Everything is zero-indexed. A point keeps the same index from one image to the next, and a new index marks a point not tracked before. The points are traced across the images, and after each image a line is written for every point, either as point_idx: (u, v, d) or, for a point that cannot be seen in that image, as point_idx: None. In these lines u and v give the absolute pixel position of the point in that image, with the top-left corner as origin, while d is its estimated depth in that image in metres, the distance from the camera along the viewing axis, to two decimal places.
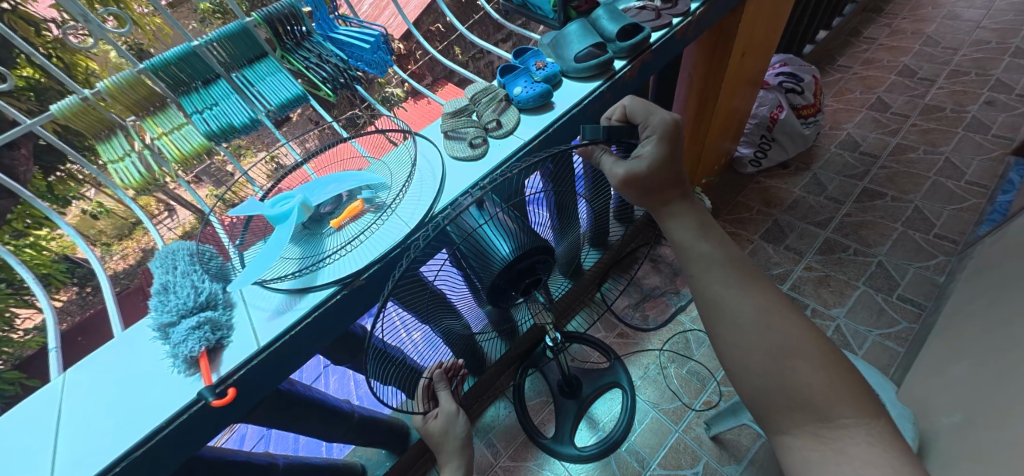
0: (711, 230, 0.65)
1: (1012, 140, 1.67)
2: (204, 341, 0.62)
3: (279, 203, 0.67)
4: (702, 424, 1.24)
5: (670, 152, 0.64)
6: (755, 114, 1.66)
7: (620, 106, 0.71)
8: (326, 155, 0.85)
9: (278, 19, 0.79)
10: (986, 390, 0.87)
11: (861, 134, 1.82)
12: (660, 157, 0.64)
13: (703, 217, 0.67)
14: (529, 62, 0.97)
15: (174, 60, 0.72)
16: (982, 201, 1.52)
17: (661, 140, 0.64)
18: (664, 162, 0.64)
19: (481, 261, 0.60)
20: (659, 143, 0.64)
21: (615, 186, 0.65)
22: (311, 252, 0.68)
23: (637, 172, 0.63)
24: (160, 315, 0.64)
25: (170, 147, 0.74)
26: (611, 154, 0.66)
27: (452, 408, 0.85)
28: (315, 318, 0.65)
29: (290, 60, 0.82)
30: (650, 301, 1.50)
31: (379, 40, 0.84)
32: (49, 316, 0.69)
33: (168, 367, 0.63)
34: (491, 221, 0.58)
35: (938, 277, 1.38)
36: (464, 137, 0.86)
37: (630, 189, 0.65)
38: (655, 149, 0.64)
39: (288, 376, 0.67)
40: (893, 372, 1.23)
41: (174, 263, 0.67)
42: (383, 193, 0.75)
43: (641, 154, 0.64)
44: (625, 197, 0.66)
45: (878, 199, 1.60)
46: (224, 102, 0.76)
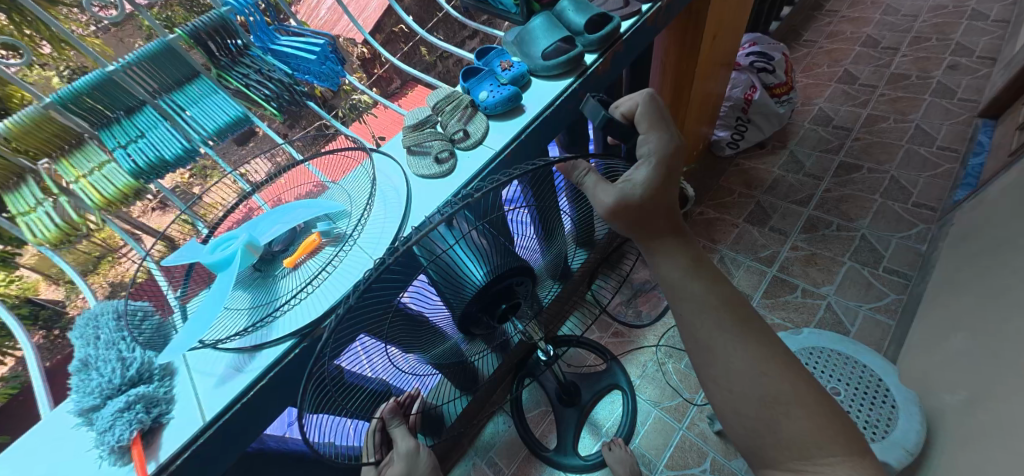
0: (703, 269, 0.59)
1: (978, 102, 1.69)
2: (137, 424, 0.56)
3: (220, 246, 0.60)
4: (706, 419, 1.21)
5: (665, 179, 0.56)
6: (728, 96, 1.64)
7: (629, 104, 0.62)
8: (283, 180, 0.78)
9: (207, 34, 0.71)
10: (989, 362, 0.87)
11: (832, 108, 1.83)
12: (655, 183, 0.56)
13: (696, 253, 0.60)
14: (494, 63, 0.91)
15: (86, 89, 0.64)
16: (955, 165, 1.53)
17: (656, 164, 0.56)
18: (661, 188, 0.56)
19: (454, 287, 0.54)
20: (654, 170, 0.55)
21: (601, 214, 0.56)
22: (263, 299, 0.63)
23: (629, 199, 0.55)
24: (81, 397, 0.57)
25: (91, 192, 0.66)
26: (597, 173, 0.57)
27: (409, 448, 0.65)
28: (270, 378, 0.61)
29: (226, 79, 0.74)
30: (642, 296, 1.47)
31: (325, 48, 0.79)
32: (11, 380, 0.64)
33: (97, 458, 0.57)
34: (462, 242, 0.51)
35: (920, 245, 1.39)
36: (429, 152, 0.80)
37: (618, 218, 0.56)
38: (650, 176, 0.56)
39: (253, 436, 0.63)
40: (887, 347, 1.23)
41: (96, 332, 0.61)
42: (341, 222, 0.70)
43: (633, 178, 0.55)
44: (612, 226, 0.57)
45: (855, 172, 1.61)
46: (151, 132, 0.69)
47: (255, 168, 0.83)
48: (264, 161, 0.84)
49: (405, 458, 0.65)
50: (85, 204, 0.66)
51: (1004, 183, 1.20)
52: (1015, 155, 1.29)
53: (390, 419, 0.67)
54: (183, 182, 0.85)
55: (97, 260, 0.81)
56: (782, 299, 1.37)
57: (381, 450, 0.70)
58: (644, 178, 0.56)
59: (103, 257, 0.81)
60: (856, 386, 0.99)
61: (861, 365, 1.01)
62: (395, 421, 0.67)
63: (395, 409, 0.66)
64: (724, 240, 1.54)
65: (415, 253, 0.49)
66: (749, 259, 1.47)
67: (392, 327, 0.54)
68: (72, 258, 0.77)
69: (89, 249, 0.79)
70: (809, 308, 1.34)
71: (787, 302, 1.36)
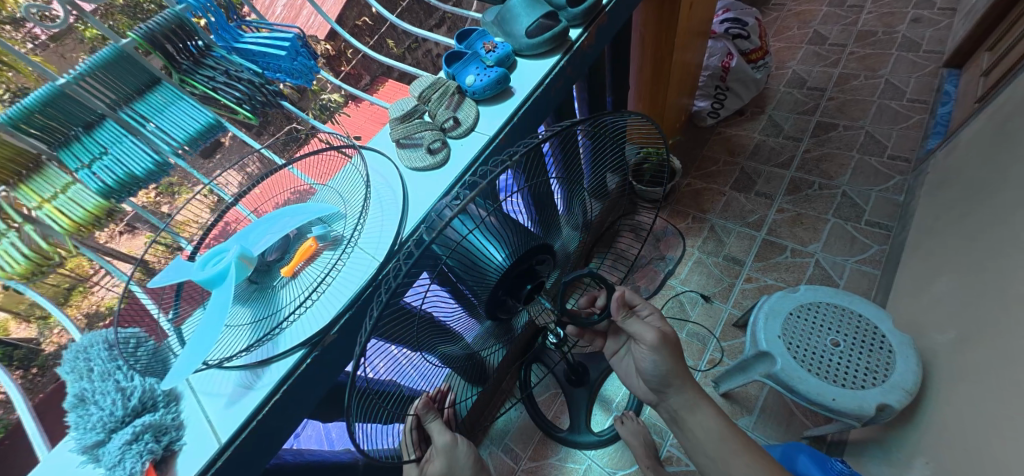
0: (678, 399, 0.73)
1: (942, 53, 1.74)
2: (148, 454, 0.55)
3: (211, 261, 0.58)
4: (711, 382, 1.25)
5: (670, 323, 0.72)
6: (706, 66, 1.66)
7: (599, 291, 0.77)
8: (262, 189, 0.75)
9: (163, 36, 0.71)
10: (976, 302, 0.91)
11: (805, 70, 1.86)
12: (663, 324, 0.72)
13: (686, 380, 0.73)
14: (476, 45, 0.89)
15: (36, 106, 0.62)
16: (925, 116, 1.58)
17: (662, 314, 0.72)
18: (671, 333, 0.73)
19: (476, 275, 0.53)
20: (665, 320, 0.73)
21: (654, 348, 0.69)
22: (265, 312, 0.61)
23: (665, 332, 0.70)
24: (82, 435, 0.54)
25: (59, 217, 0.65)
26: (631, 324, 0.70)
27: (446, 442, 0.63)
28: (285, 391, 0.59)
29: (190, 83, 0.75)
30: (639, 271, 1.43)
31: (295, 43, 0.80)
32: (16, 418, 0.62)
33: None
34: (478, 228, 0.50)
35: (898, 196, 1.43)
36: (420, 143, 0.78)
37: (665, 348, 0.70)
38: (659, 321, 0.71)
39: (276, 450, 0.62)
40: (875, 296, 1.27)
41: (88, 365, 0.58)
42: (337, 225, 0.68)
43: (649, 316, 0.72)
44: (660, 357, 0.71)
45: (831, 131, 1.64)
46: (116, 147, 0.68)
47: (227, 180, 0.79)
48: (235, 174, 0.80)
49: (444, 451, 0.63)
50: (54, 230, 0.65)
51: (973, 129, 1.24)
52: (981, 102, 1.33)
53: (425, 415, 0.63)
54: (150, 200, 0.81)
55: (67, 291, 0.73)
56: (772, 261, 1.41)
57: (420, 446, 0.67)
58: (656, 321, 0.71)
59: (74, 288, 0.73)
60: (854, 336, 1.00)
61: (858, 314, 1.03)
62: (431, 416, 0.63)
63: (428, 404, 0.63)
64: (712, 209, 1.56)
65: (434, 249, 0.47)
66: (739, 226, 1.50)
67: (421, 322, 0.53)
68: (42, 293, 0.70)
69: (57, 280, 0.71)
70: (799, 267, 1.38)
71: (777, 264, 1.40)
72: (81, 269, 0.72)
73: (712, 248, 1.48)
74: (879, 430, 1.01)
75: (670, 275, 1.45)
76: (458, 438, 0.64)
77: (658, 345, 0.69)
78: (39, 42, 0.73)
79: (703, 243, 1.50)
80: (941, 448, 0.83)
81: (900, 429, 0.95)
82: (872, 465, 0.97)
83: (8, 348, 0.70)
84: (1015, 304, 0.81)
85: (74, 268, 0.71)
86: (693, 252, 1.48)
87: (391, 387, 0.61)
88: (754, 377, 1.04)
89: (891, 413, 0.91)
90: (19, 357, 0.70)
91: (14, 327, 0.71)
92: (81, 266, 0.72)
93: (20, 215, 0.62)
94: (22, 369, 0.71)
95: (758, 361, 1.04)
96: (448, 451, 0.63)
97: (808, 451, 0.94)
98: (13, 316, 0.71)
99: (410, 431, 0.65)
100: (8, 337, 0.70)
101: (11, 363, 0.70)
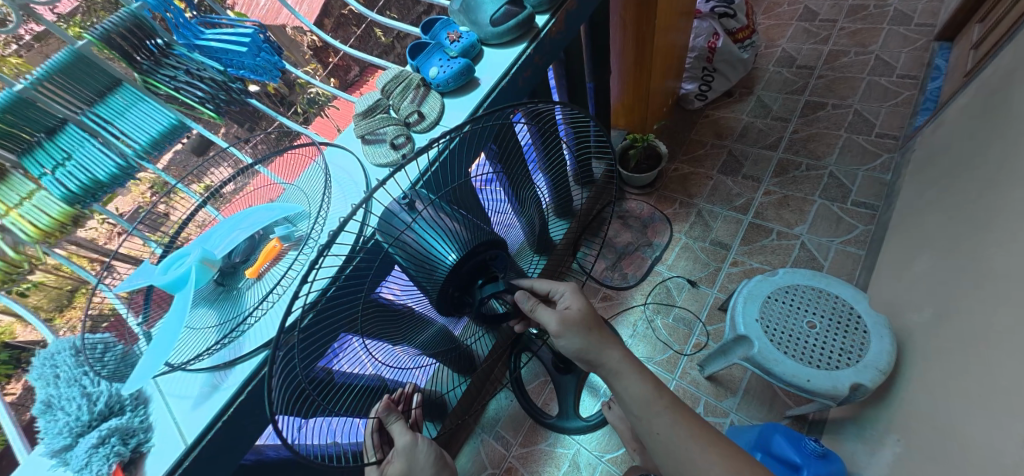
0: None
1: (934, 26, 1.71)
2: (115, 456, 0.56)
3: (173, 265, 0.59)
4: (696, 366, 1.25)
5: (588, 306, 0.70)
6: (692, 47, 1.63)
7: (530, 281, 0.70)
8: (252, 189, 0.76)
9: (120, 36, 0.71)
10: (950, 281, 0.91)
11: (795, 48, 1.82)
12: (584, 309, 0.69)
13: None
14: (440, 36, 0.87)
15: None
16: (915, 92, 1.56)
17: (580, 295, 0.70)
18: (591, 314, 0.69)
19: (426, 271, 0.53)
20: (584, 302, 0.69)
21: (555, 331, 0.66)
22: (230, 313, 0.62)
23: (572, 313, 0.67)
24: (51, 439, 0.56)
25: (24, 224, 0.66)
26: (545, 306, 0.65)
27: (406, 442, 0.63)
28: (249, 392, 0.60)
29: (152, 83, 0.75)
30: (626, 258, 1.48)
31: (257, 39, 0.82)
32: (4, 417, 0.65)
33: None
34: (421, 222, 0.51)
35: (886, 175, 1.42)
36: (384, 138, 0.77)
37: (572, 332, 0.67)
38: (575, 302, 0.69)
39: (245, 447, 0.64)
40: (859, 276, 1.27)
41: (54, 372, 0.59)
42: (301, 224, 0.68)
43: (568, 303, 0.69)
44: (570, 341, 0.67)
45: (820, 110, 1.62)
46: (78, 152, 0.68)
47: (214, 178, 0.80)
48: (225, 168, 0.80)
49: (404, 453, 0.63)
50: (21, 238, 0.67)
51: (960, 104, 1.22)
52: (969, 75, 1.31)
53: (386, 417, 0.63)
54: (145, 201, 0.78)
55: (70, 293, 0.72)
56: (758, 244, 1.40)
57: (382, 448, 0.67)
58: (573, 303, 0.69)
59: (77, 290, 0.73)
60: (831, 318, 1.00)
61: (835, 296, 1.03)
62: (393, 418, 0.64)
63: (389, 407, 0.63)
64: (700, 193, 1.55)
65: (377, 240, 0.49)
66: (725, 209, 1.50)
67: (369, 318, 0.53)
68: (42, 296, 0.70)
69: (58, 282, 0.71)
70: (785, 249, 1.37)
71: (763, 247, 1.39)
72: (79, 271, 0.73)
73: (699, 233, 1.47)
74: (856, 408, 1.02)
75: (657, 261, 1.45)
76: (419, 439, 0.65)
77: (563, 329, 0.66)
78: (23, 42, 0.67)
79: (690, 228, 1.49)
80: (912, 424, 0.84)
81: (875, 405, 0.96)
82: (848, 442, 0.99)
83: (16, 352, 0.67)
84: (986, 283, 0.82)
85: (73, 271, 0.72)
86: (680, 238, 1.48)
87: (357, 380, 0.60)
88: (733, 360, 1.05)
89: (864, 392, 0.91)
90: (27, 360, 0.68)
91: (21, 331, 0.69)
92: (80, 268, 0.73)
93: None
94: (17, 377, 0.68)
95: (737, 345, 1.05)
96: (409, 451, 0.64)
97: (784, 431, 0.95)
98: (18, 320, 0.68)
99: (371, 433, 0.66)
100: (16, 340, 0.68)
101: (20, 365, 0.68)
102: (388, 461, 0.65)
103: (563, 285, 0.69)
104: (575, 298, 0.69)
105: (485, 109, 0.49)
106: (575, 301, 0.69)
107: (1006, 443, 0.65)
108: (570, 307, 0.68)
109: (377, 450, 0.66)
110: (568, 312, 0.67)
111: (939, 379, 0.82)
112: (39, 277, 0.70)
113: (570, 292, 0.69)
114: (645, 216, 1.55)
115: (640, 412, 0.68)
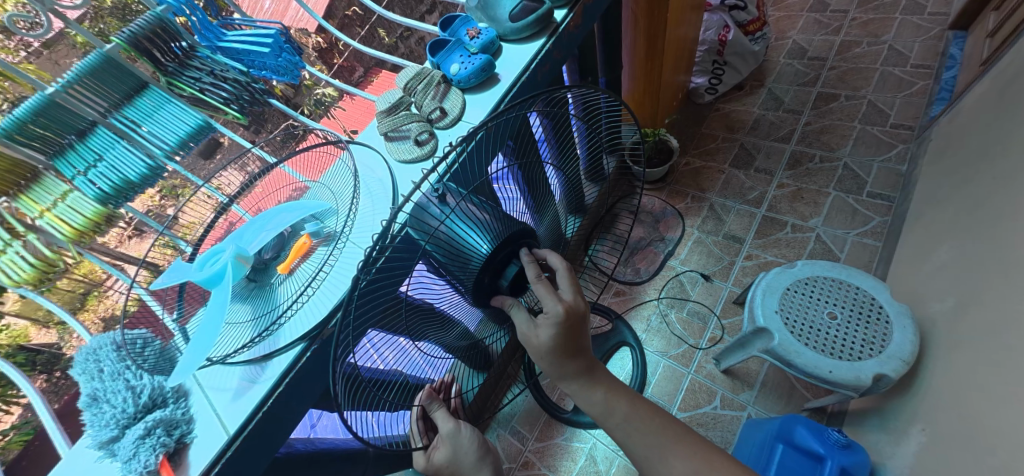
0: None
1: (948, 14, 1.69)
2: (161, 447, 0.58)
3: (209, 261, 0.60)
4: (712, 360, 1.25)
5: (564, 335, 0.61)
6: (703, 40, 1.62)
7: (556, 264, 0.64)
8: (261, 186, 0.77)
9: (147, 39, 0.72)
10: (973, 271, 0.91)
11: (806, 39, 1.81)
12: (552, 341, 0.61)
13: None
14: (460, 32, 0.87)
15: (28, 116, 0.64)
16: (930, 81, 1.54)
17: (557, 326, 0.60)
18: (561, 342, 0.61)
19: (460, 262, 0.55)
20: (557, 333, 0.60)
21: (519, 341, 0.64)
22: (264, 309, 0.64)
23: (534, 341, 0.61)
24: (98, 431, 0.58)
25: (60, 224, 0.68)
26: (518, 315, 0.61)
27: (450, 429, 0.71)
28: (287, 385, 0.62)
29: (178, 86, 0.76)
30: (639, 253, 1.48)
31: (278, 40, 0.81)
32: (36, 398, 0.68)
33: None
34: (455, 214, 0.52)
35: (901, 166, 1.41)
36: (408, 135, 0.78)
37: (530, 351, 0.64)
38: (550, 332, 0.60)
39: (284, 438, 0.66)
40: (876, 268, 1.27)
41: (98, 366, 0.61)
42: (329, 221, 0.70)
43: (539, 328, 0.61)
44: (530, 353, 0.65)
45: (833, 102, 1.61)
46: (110, 154, 0.70)
47: (228, 180, 0.79)
48: (237, 171, 0.80)
49: (448, 437, 0.71)
50: (57, 238, 0.69)
51: (977, 93, 1.21)
52: (986, 64, 1.29)
53: (430, 405, 0.69)
54: (154, 204, 0.79)
55: (83, 296, 0.74)
56: (772, 237, 1.40)
57: (427, 435, 0.73)
58: (545, 332, 0.61)
59: (88, 293, 0.75)
60: (850, 307, 1.00)
61: (855, 286, 1.03)
62: (436, 405, 0.69)
63: (431, 395, 0.69)
64: (712, 187, 1.55)
65: (410, 232, 0.51)
66: (739, 203, 1.49)
67: (411, 312, 0.55)
68: (55, 298, 0.72)
69: (71, 285, 0.72)
70: (800, 242, 1.37)
71: (778, 240, 1.39)
72: (93, 274, 0.74)
73: (712, 227, 1.47)
74: (878, 399, 1.01)
75: (670, 256, 1.45)
76: (462, 426, 0.72)
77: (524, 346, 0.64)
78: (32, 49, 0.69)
79: (702, 222, 1.49)
80: (937, 414, 0.84)
81: (898, 396, 0.96)
82: (871, 433, 0.98)
83: (31, 354, 0.76)
84: (1010, 273, 0.81)
85: (86, 273, 0.73)
86: (693, 232, 1.48)
87: (395, 378, 0.63)
88: (753, 353, 1.06)
89: (888, 382, 0.91)
90: (42, 361, 0.76)
91: (35, 334, 0.78)
92: (94, 271, 0.74)
93: (23, 225, 0.66)
94: (45, 374, 0.76)
95: (756, 337, 1.05)
96: (453, 437, 0.71)
97: (806, 422, 0.95)
98: (33, 325, 0.77)
99: (417, 422, 0.71)
100: (31, 343, 0.77)
101: (35, 367, 0.76)
102: (435, 446, 0.72)
103: (552, 306, 0.59)
104: (548, 329, 0.60)
105: (502, 108, 0.50)
106: (545, 329, 0.60)
107: None
108: (537, 332, 0.61)
109: (424, 437, 0.72)
110: (531, 337, 0.62)
111: (965, 369, 0.82)
112: (61, 282, 0.71)
113: (548, 318, 0.60)
114: (657, 211, 1.55)
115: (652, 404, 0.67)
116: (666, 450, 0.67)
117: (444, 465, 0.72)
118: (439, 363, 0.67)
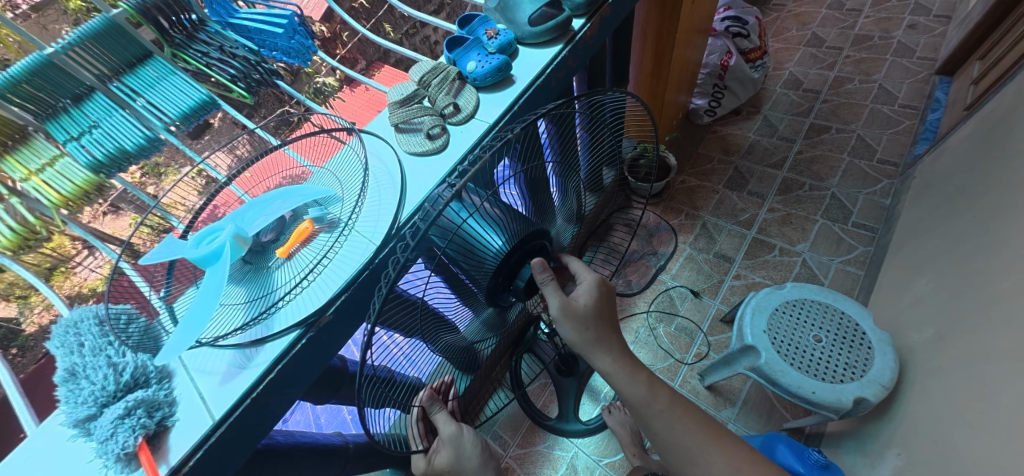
0: None
1: (935, 60, 1.78)
2: (141, 429, 0.55)
3: (206, 239, 0.59)
4: (697, 375, 1.27)
5: (598, 304, 0.64)
6: (705, 64, 1.67)
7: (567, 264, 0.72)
8: (253, 171, 0.75)
9: (156, 8, 0.70)
10: (950, 304, 0.95)
11: (802, 71, 1.88)
12: (593, 306, 0.63)
13: None
14: (478, 31, 0.89)
15: (23, 75, 0.62)
16: (915, 121, 1.61)
17: (595, 290, 0.64)
18: (597, 309, 0.64)
19: (474, 263, 0.56)
20: (595, 297, 0.64)
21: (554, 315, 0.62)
22: (259, 293, 0.62)
23: (575, 307, 0.62)
24: (74, 409, 0.55)
25: (49, 191, 0.65)
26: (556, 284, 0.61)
27: (452, 432, 0.70)
28: (279, 372, 0.61)
29: (183, 58, 0.73)
30: (630, 266, 1.50)
31: (292, 21, 0.80)
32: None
33: (100, 468, 0.55)
34: (476, 214, 0.52)
35: (885, 200, 1.47)
36: (420, 128, 0.79)
37: (568, 323, 0.63)
38: (589, 295, 0.63)
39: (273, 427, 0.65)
40: (858, 295, 1.31)
41: (79, 340, 0.59)
42: (333, 208, 0.69)
43: (579, 291, 0.63)
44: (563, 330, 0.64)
45: (824, 133, 1.67)
46: (105, 121, 0.67)
47: (217, 162, 0.78)
48: (224, 154, 0.78)
49: (450, 440, 0.69)
50: (42, 204, 0.65)
51: (961, 135, 1.27)
52: (969, 109, 1.36)
53: (431, 407, 0.69)
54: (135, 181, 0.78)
55: (49, 271, 0.71)
56: (761, 259, 1.43)
57: (427, 437, 0.72)
58: (584, 296, 0.64)
59: (55, 269, 0.72)
60: (835, 332, 1.03)
61: (840, 312, 1.06)
62: (436, 407, 0.69)
63: (434, 396, 0.69)
64: (705, 206, 1.58)
65: (432, 239, 0.50)
66: (730, 224, 1.53)
67: (424, 314, 0.57)
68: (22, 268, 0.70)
69: (37, 259, 0.69)
70: (786, 266, 1.40)
71: (766, 262, 1.42)
72: (62, 250, 0.70)
73: (704, 244, 1.50)
74: (855, 422, 1.04)
75: (661, 270, 1.47)
76: (463, 429, 0.71)
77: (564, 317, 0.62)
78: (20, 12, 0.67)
79: (694, 239, 1.51)
80: (910, 440, 0.87)
81: (875, 420, 0.99)
82: (846, 455, 1.01)
83: None
84: (984, 309, 0.85)
85: (56, 248, 0.70)
86: (685, 248, 1.50)
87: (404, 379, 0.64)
88: (738, 370, 1.08)
89: (867, 406, 0.94)
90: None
91: None
92: (63, 247, 0.70)
93: (7, 188, 0.63)
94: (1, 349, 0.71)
95: (743, 357, 1.08)
96: (455, 440, 0.70)
97: (788, 441, 0.98)
98: None
99: (416, 423, 0.70)
100: None
101: None
102: (437, 450, 0.72)
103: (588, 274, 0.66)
104: (587, 294, 0.63)
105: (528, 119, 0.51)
106: (584, 294, 0.63)
107: (1003, 457, 0.67)
108: (576, 299, 0.63)
109: (423, 438, 0.71)
110: (573, 305, 0.62)
111: (938, 397, 0.86)
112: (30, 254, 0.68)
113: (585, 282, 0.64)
114: (651, 225, 1.56)
115: (647, 413, 0.67)
116: (666, 455, 0.68)
117: (446, 469, 0.71)
118: (422, 363, 0.65)
